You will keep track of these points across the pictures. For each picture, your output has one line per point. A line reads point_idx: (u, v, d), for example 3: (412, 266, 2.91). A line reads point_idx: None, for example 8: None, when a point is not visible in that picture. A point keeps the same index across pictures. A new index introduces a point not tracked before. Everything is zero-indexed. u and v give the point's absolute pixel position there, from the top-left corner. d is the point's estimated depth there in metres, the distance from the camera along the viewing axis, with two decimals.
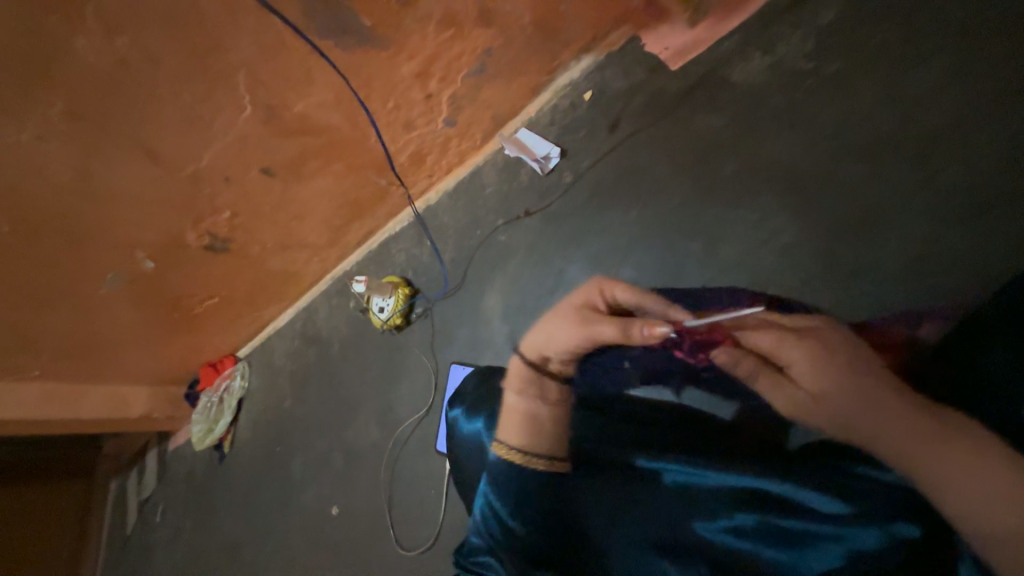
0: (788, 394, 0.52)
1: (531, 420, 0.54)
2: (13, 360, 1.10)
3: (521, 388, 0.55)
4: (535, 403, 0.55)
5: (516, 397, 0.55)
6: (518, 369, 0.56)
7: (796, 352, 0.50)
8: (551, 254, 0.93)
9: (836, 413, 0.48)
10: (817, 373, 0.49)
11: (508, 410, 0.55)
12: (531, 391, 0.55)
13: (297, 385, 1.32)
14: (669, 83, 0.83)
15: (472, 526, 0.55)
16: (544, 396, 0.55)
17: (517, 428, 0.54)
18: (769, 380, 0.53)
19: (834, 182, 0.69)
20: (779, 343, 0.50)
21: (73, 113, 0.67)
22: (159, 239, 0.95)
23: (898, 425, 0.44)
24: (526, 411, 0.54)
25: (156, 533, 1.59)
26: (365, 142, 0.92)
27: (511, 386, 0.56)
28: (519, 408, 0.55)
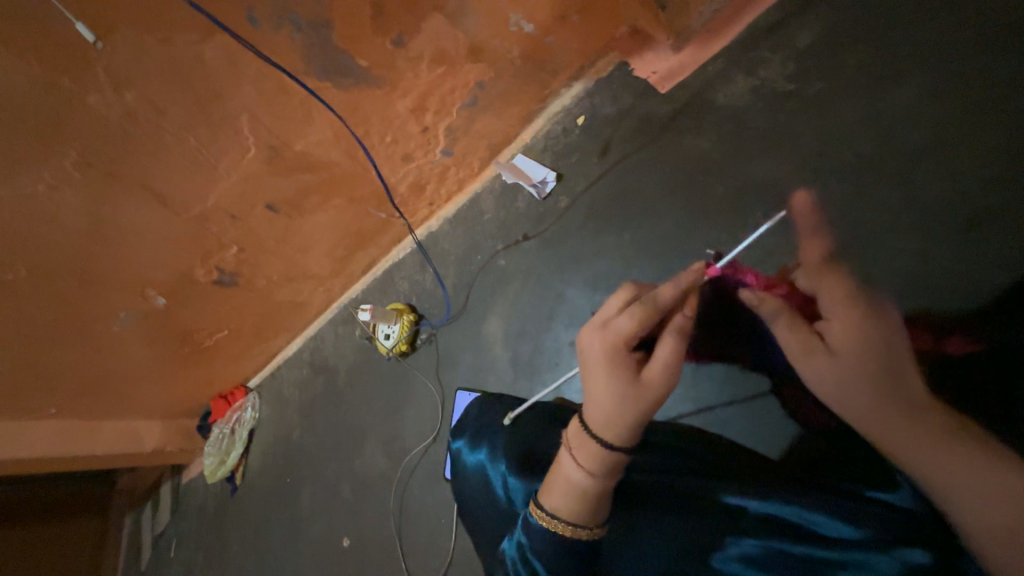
0: (804, 342, 0.53)
1: (603, 499, 0.50)
2: (30, 399, 1.13)
3: (593, 465, 0.50)
4: (608, 482, 0.50)
5: (586, 476, 0.50)
6: (593, 451, 0.50)
7: (845, 314, 0.53)
8: (550, 276, 0.94)
9: (839, 373, 0.51)
10: (849, 333, 0.51)
11: (573, 488, 0.50)
12: (600, 470, 0.49)
13: (306, 415, 1.33)
14: (658, 106, 0.85)
15: (501, 552, 0.55)
16: (615, 473, 0.50)
17: (590, 507, 0.50)
18: (786, 327, 0.55)
19: (824, 197, 0.69)
20: (841, 301, 0.54)
21: (87, 162, 0.70)
22: (169, 276, 0.97)
23: (916, 431, 0.46)
24: (598, 492, 0.50)
25: (169, 569, 1.58)
26: (365, 175, 0.95)
27: (578, 463, 0.50)
28: (589, 489, 0.50)
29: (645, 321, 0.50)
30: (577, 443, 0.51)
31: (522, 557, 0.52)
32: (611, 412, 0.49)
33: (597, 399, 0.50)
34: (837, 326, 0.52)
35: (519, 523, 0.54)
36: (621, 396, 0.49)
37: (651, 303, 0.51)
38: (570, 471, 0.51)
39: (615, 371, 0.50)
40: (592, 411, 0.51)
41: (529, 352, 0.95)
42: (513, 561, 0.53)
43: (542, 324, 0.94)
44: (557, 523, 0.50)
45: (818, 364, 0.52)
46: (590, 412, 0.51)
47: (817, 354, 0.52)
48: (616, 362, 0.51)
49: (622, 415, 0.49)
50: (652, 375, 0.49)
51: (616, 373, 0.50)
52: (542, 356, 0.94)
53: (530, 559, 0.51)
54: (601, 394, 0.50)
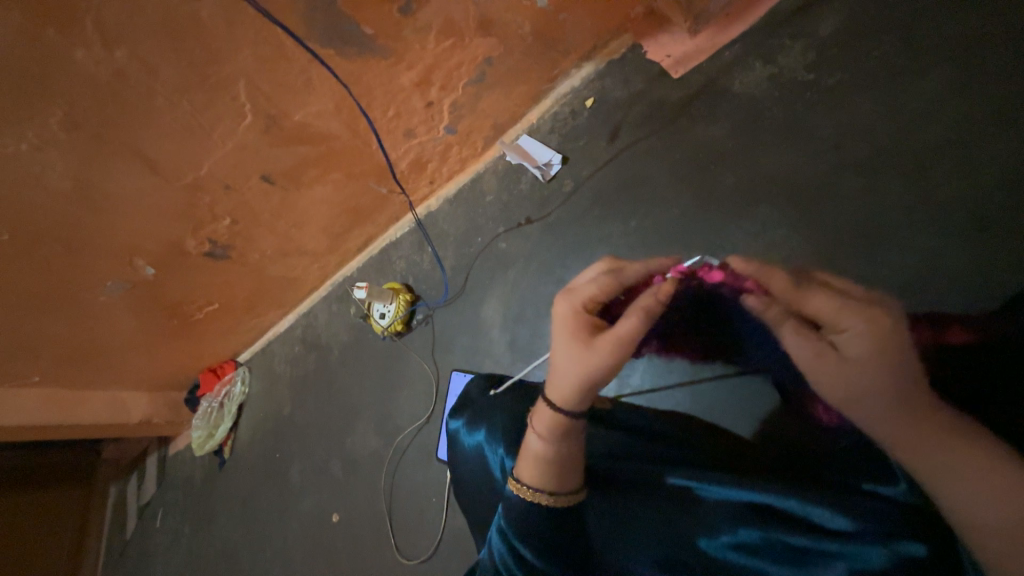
0: (814, 348, 0.48)
1: (561, 465, 0.51)
2: (12, 366, 1.10)
3: (544, 431, 0.52)
4: (560, 444, 0.51)
5: (539, 440, 0.52)
6: (543, 410, 0.53)
7: (853, 319, 0.46)
8: (552, 261, 0.93)
9: (856, 383, 0.46)
10: (862, 339, 0.46)
11: (530, 456, 0.52)
12: (554, 434, 0.51)
13: (296, 392, 1.32)
14: (670, 92, 0.83)
15: (488, 535, 0.55)
16: (568, 436, 0.52)
17: (550, 474, 0.51)
18: (790, 331, 0.50)
19: (833, 192, 0.69)
20: (840, 308, 0.47)
21: (73, 122, 0.67)
22: (159, 246, 0.95)
23: (907, 427, 0.44)
24: (553, 456, 0.51)
25: (155, 539, 1.58)
26: (366, 150, 0.92)
27: (533, 430, 0.53)
28: (544, 456, 0.51)
29: (610, 287, 0.53)
30: (535, 408, 0.54)
31: (509, 546, 0.52)
32: (561, 373, 0.51)
33: (553, 359, 0.52)
34: (850, 332, 0.47)
35: (502, 508, 0.54)
36: (573, 359, 0.50)
37: (620, 275, 0.53)
38: (529, 437, 0.53)
39: (567, 334, 0.51)
40: (547, 372, 0.53)
41: (527, 337, 0.95)
42: (498, 552, 0.53)
43: (541, 309, 0.94)
44: (520, 487, 0.52)
45: (828, 373, 0.47)
46: (546, 373, 0.53)
47: (830, 361, 0.47)
48: (573, 325, 0.52)
49: (573, 377, 0.50)
50: (604, 344, 0.49)
51: (571, 336, 0.51)
52: (539, 341, 0.93)
53: (514, 544, 0.51)
54: (558, 362, 0.52)
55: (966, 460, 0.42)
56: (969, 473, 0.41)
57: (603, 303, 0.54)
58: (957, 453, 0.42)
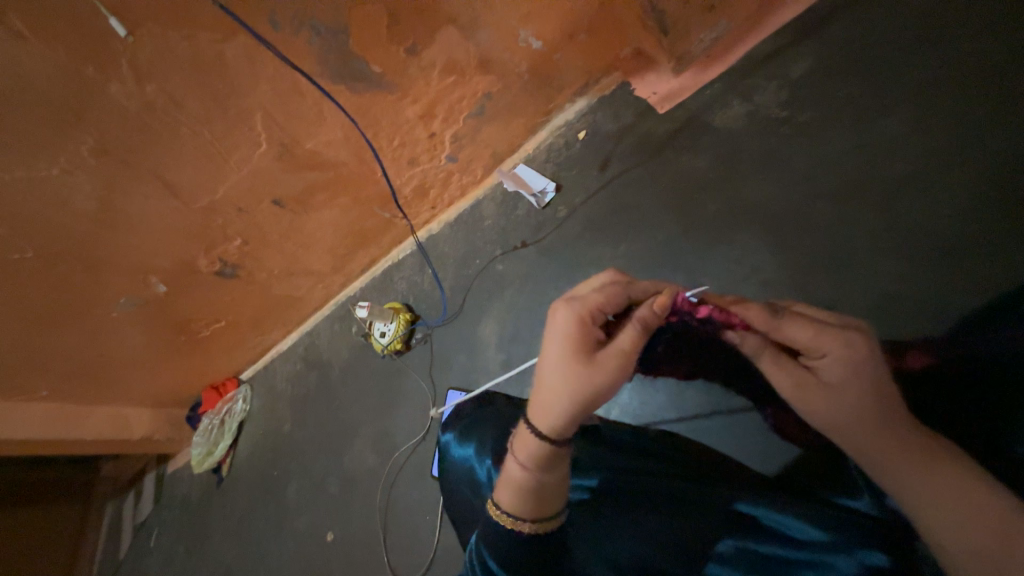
0: (794, 379, 0.51)
1: (542, 494, 0.50)
2: (23, 380, 1.14)
3: (528, 461, 0.50)
4: (540, 473, 0.50)
5: (521, 469, 0.50)
6: (527, 435, 0.51)
7: (829, 343, 0.48)
8: (546, 284, 0.97)
9: (839, 406, 0.48)
10: (842, 366, 0.48)
11: (510, 484, 0.50)
12: (537, 463, 0.50)
13: (297, 410, 1.34)
14: (657, 125, 0.88)
15: (466, 557, 0.54)
16: (551, 467, 0.50)
17: (529, 502, 0.50)
18: (772, 364, 0.53)
19: (810, 221, 0.73)
20: (817, 333, 0.49)
21: (101, 148, 0.72)
22: (172, 265, 0.99)
23: (888, 443, 0.47)
24: (537, 485, 0.50)
25: (148, 559, 1.57)
26: (371, 176, 0.97)
27: (515, 457, 0.51)
28: (523, 484, 0.50)
29: (615, 295, 0.53)
30: (520, 433, 0.52)
31: None
32: (555, 390, 0.49)
33: (548, 374, 0.50)
34: (828, 356, 0.49)
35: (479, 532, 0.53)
36: (573, 375, 0.49)
37: (627, 286, 0.55)
38: (510, 466, 0.51)
39: (570, 349, 0.50)
40: (535, 388, 0.51)
41: (522, 358, 0.97)
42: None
43: (536, 330, 0.97)
44: (499, 514, 0.51)
45: (814, 401, 0.50)
46: (536, 390, 0.51)
47: (813, 389, 0.50)
48: (574, 336, 0.50)
49: (568, 396, 0.49)
50: (610, 358, 0.49)
51: (571, 351, 0.50)
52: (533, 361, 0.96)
53: (486, 559, 0.51)
54: (553, 381, 0.49)
55: (945, 474, 0.44)
56: (953, 496, 0.43)
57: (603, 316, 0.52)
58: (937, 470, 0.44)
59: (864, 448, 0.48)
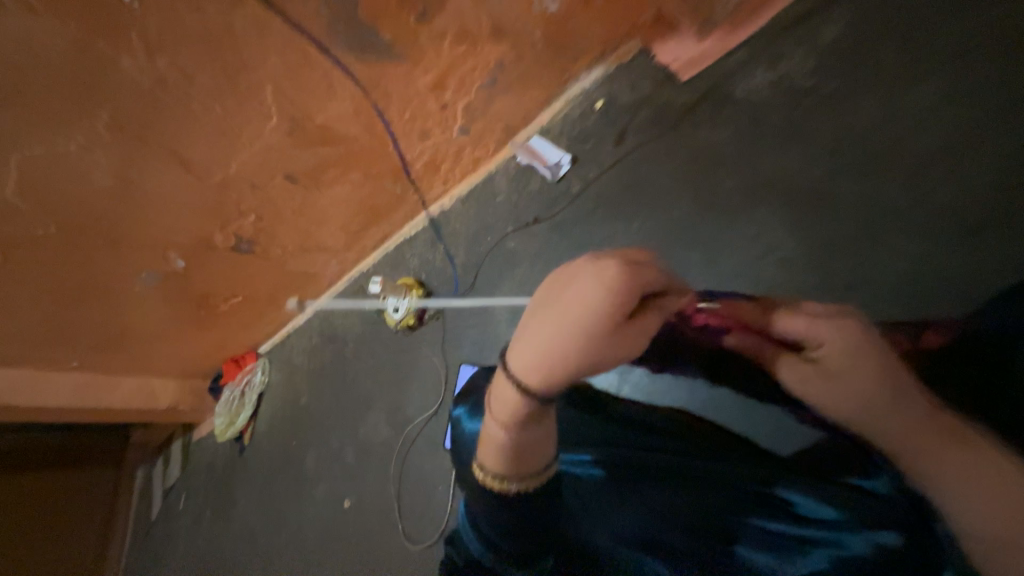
0: (802, 373, 0.52)
1: (518, 455, 0.51)
2: (54, 351, 1.19)
3: (512, 424, 0.50)
4: (520, 435, 0.51)
5: (504, 428, 0.51)
6: (513, 396, 0.50)
7: (828, 330, 0.50)
8: (558, 260, 0.96)
9: (846, 395, 0.50)
10: (844, 355, 0.49)
11: (491, 440, 0.52)
12: (519, 427, 0.50)
13: (313, 382, 1.38)
14: (677, 95, 0.85)
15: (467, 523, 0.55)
16: (530, 428, 0.51)
17: (507, 460, 0.51)
18: (783, 362, 0.54)
19: (831, 197, 0.70)
20: (814, 321, 0.50)
21: (118, 124, 0.73)
22: (190, 240, 1.01)
23: (904, 425, 0.47)
24: (516, 447, 0.51)
25: (179, 520, 1.67)
26: (383, 151, 0.96)
27: (497, 414, 0.52)
28: (506, 444, 0.51)
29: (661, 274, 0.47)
30: (506, 390, 0.51)
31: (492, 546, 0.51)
32: (558, 358, 0.47)
33: (557, 340, 0.46)
34: (827, 344, 0.50)
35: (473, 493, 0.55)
36: (589, 346, 0.45)
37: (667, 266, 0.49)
38: (491, 424, 0.53)
39: (589, 322, 0.45)
40: (531, 347, 0.49)
41: None
42: (474, 558, 0.52)
43: None
44: (484, 471, 0.53)
45: (818, 388, 0.51)
46: (534, 350, 0.48)
47: (816, 380, 0.51)
48: (609, 308, 0.44)
49: (570, 364, 0.47)
50: (628, 338, 0.46)
51: (600, 322, 0.44)
52: None
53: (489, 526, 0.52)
54: (564, 348, 0.46)
55: (965, 455, 0.45)
56: (965, 476, 0.44)
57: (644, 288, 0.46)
58: (957, 450, 0.45)
59: (879, 431, 0.49)
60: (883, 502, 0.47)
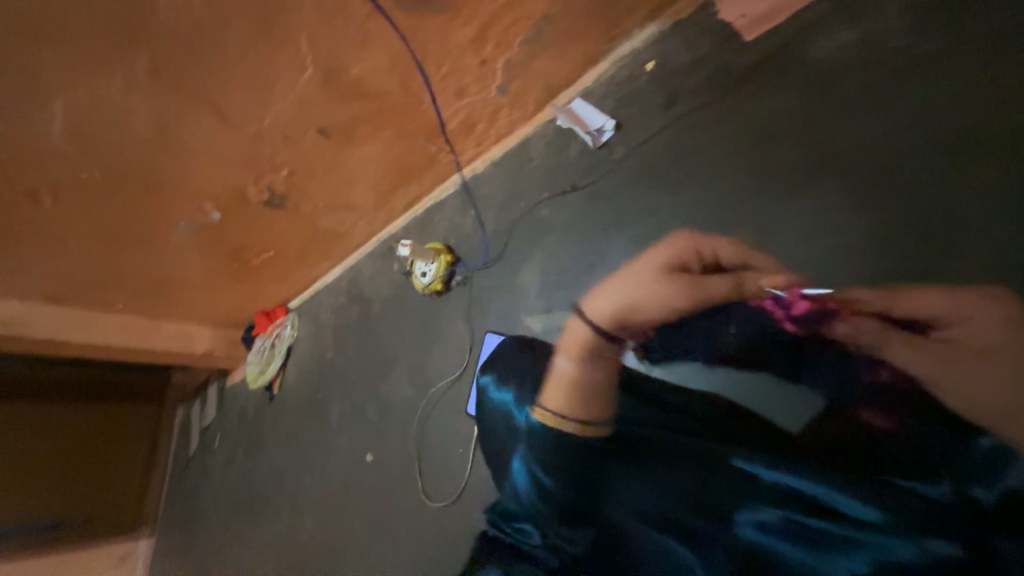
0: (941, 355, 0.53)
1: (579, 384, 0.60)
2: (100, 292, 1.24)
3: (580, 353, 0.62)
4: (583, 363, 0.62)
5: (571, 358, 0.63)
6: (585, 328, 0.64)
7: (993, 307, 0.54)
8: (593, 232, 0.92)
9: (998, 374, 0.49)
10: (992, 327, 0.52)
11: (559, 372, 0.62)
12: (585, 356, 0.62)
13: (340, 339, 1.41)
14: (738, 57, 0.78)
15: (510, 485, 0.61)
16: (593, 359, 0.62)
17: (567, 394, 0.60)
18: (899, 341, 0.56)
19: (909, 175, 0.63)
20: (952, 301, 0.56)
21: (155, 69, 0.71)
22: (225, 192, 1.02)
23: None
24: (577, 377, 0.61)
25: (213, 458, 1.78)
26: (418, 108, 0.93)
27: (567, 349, 0.64)
28: (570, 371, 0.62)
29: (719, 252, 0.69)
30: (576, 327, 0.65)
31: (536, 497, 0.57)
32: (621, 301, 0.64)
33: (626, 282, 0.66)
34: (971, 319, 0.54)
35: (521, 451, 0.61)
36: (648, 285, 0.65)
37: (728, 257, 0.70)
38: (558, 362, 0.64)
39: (652, 278, 0.66)
40: (610, 293, 0.65)
41: (561, 307, 0.95)
42: (517, 513, 0.59)
43: (578, 279, 0.93)
44: (540, 408, 0.61)
45: (972, 369, 0.51)
46: (614, 295, 0.65)
47: (969, 362, 0.51)
48: (664, 260, 0.67)
49: (630, 297, 0.64)
50: (677, 285, 0.66)
51: (656, 268, 0.67)
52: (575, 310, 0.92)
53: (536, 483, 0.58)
54: (629, 286, 0.65)
55: None
56: None
57: (698, 258, 0.68)
58: None
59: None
60: (936, 504, 0.47)
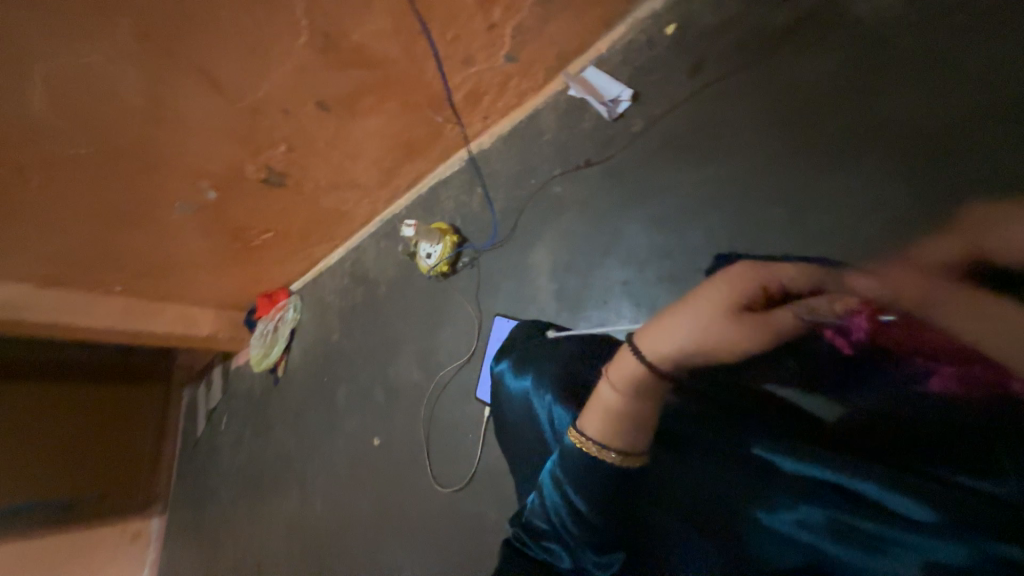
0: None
1: (624, 425, 0.51)
2: (98, 274, 1.21)
3: (622, 387, 0.52)
4: (630, 401, 0.51)
5: (612, 390, 0.52)
6: (627, 363, 0.51)
7: None
8: (609, 209, 0.87)
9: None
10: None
11: (599, 406, 0.53)
12: (631, 393, 0.51)
13: (344, 322, 1.38)
14: (770, 16, 0.73)
15: (548, 503, 0.56)
16: (642, 398, 0.51)
17: (610, 429, 0.52)
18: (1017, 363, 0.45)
19: (965, 141, 0.59)
20: None
21: (140, 35, 0.66)
22: (222, 170, 0.97)
23: None
24: (622, 413, 0.51)
25: (221, 440, 1.78)
26: (422, 78, 0.87)
27: (608, 380, 0.53)
28: (615, 408, 0.52)
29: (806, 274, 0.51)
30: (617, 361, 0.53)
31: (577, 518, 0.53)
32: (677, 345, 0.48)
33: (683, 323, 0.48)
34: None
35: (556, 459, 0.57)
36: (714, 327, 0.47)
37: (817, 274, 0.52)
38: (602, 386, 0.53)
39: (719, 325, 0.47)
40: (664, 335, 0.49)
41: (575, 289, 0.91)
42: (556, 532, 0.55)
43: (592, 260, 0.89)
44: (580, 438, 0.53)
45: None
46: (669, 342, 0.49)
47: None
48: (736, 293, 0.47)
49: (688, 343, 0.48)
50: (754, 324, 0.48)
51: (728, 304, 0.47)
52: (589, 292, 0.88)
53: (578, 505, 0.53)
54: (689, 329, 0.48)
55: None
56: None
57: (774, 284, 0.49)
58: None
59: None
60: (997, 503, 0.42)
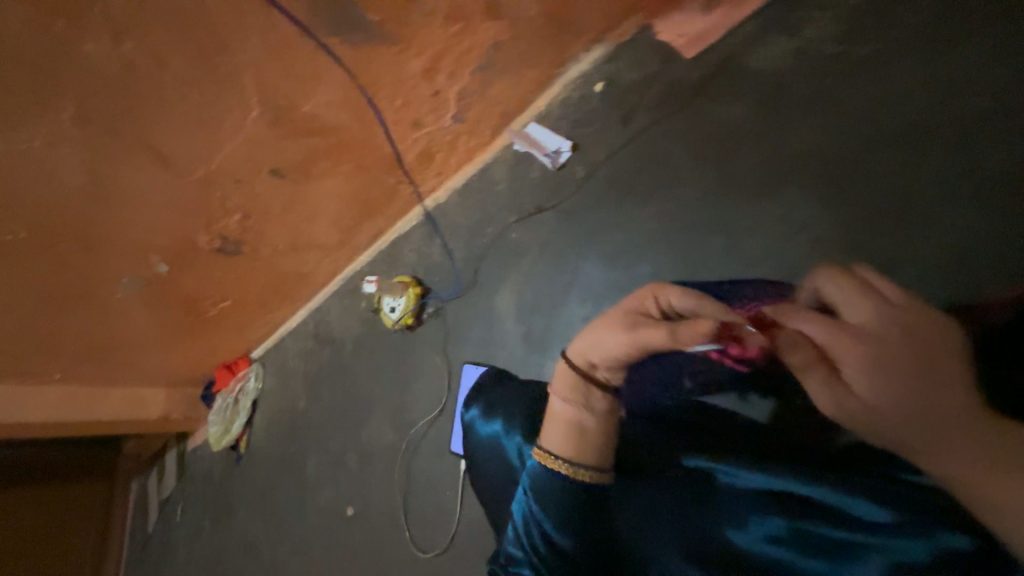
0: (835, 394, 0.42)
1: (582, 437, 0.54)
2: (33, 363, 1.12)
3: (569, 401, 0.55)
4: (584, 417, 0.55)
5: (562, 404, 0.56)
6: (566, 377, 0.56)
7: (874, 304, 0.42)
8: (567, 250, 0.91)
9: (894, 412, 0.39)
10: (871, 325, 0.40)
11: (555, 420, 0.56)
12: (577, 401, 0.55)
13: (310, 387, 1.33)
14: (685, 72, 0.82)
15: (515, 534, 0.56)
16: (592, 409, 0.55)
17: (571, 443, 0.54)
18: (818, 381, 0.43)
19: (869, 171, 0.67)
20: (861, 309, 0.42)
21: (83, 117, 0.66)
22: (172, 242, 0.95)
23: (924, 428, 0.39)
24: (578, 425, 0.55)
25: (176, 533, 1.61)
26: (374, 141, 0.91)
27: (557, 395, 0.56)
28: (567, 423, 0.55)
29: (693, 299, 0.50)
30: (558, 377, 0.57)
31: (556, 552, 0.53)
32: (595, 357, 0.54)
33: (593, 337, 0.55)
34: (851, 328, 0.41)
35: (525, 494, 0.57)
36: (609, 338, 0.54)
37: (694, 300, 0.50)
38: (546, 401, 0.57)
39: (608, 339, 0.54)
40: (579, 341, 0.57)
41: (541, 330, 0.93)
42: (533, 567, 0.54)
43: (556, 300, 0.92)
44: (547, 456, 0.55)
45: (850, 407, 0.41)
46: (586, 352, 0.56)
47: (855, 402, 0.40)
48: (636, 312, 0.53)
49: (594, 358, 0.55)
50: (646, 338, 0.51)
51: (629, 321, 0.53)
52: (554, 332, 0.92)
53: (548, 534, 0.53)
54: (591, 342, 0.55)
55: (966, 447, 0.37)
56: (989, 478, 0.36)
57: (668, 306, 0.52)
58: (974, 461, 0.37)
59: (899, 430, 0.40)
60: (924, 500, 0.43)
